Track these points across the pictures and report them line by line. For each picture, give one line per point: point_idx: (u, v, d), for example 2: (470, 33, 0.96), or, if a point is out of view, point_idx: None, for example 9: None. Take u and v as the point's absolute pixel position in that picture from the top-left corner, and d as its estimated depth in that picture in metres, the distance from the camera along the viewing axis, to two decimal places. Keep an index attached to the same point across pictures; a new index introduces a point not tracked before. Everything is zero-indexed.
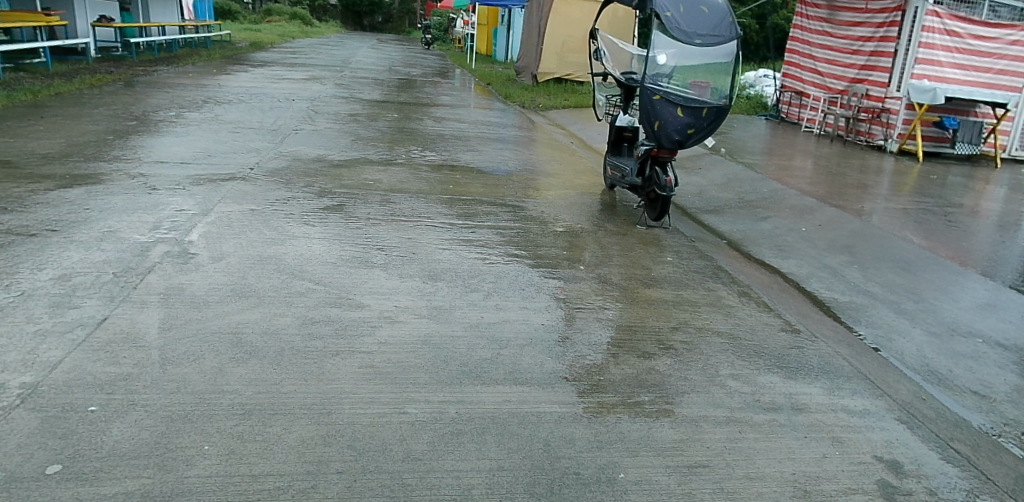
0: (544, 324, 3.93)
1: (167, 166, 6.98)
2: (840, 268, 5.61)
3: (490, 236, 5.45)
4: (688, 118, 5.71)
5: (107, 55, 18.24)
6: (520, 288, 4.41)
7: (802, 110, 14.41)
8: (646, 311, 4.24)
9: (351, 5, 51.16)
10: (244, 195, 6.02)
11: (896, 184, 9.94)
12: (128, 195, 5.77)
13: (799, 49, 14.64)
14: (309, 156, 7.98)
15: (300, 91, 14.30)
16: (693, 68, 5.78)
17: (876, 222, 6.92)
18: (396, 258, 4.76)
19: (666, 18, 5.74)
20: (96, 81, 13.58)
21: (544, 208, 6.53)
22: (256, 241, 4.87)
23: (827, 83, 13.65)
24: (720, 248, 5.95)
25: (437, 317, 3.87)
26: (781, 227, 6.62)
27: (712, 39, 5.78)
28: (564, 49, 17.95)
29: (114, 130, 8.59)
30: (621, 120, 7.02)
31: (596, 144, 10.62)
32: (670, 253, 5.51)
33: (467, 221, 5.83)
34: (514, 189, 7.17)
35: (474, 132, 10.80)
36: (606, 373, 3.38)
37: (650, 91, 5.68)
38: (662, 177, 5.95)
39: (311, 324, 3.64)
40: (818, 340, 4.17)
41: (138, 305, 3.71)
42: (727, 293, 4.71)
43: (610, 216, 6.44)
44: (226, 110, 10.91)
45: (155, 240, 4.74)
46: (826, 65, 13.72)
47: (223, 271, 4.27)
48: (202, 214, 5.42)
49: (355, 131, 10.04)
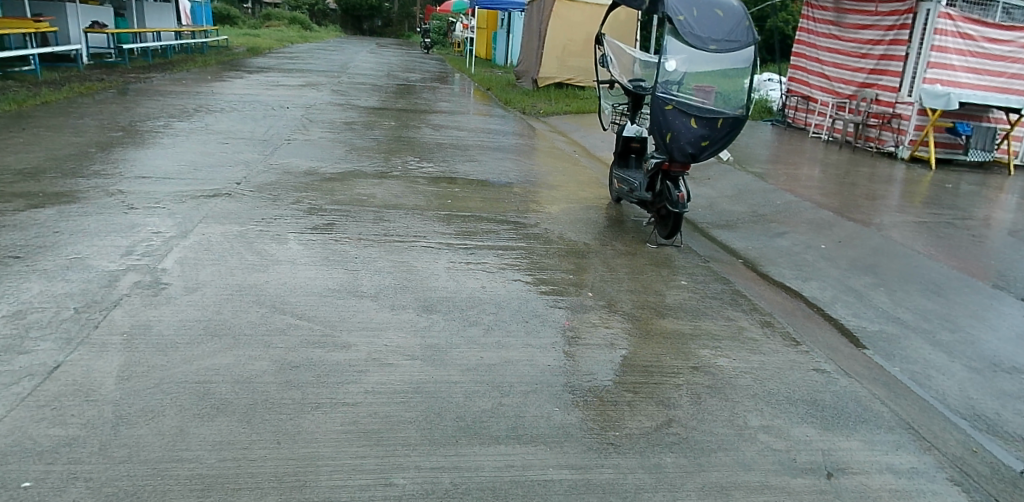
0: (550, 365, 3.54)
1: (148, 181, 6.60)
2: (866, 291, 5.22)
3: (490, 258, 5.08)
4: (701, 129, 5.34)
5: (99, 62, 17.88)
6: (523, 320, 4.02)
7: (808, 115, 14.01)
8: (662, 347, 3.84)
9: (351, 9, 50.83)
10: (228, 214, 5.64)
11: (913, 194, 9.55)
12: (102, 216, 5.39)
13: (806, 53, 14.22)
14: (299, 169, 7.60)
15: (295, 98, 13.94)
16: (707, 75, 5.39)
17: (898, 237, 6.52)
18: (388, 286, 4.37)
19: (678, 22, 5.36)
20: (86, 88, 13.23)
21: (548, 224, 6.13)
22: (236, 268, 4.49)
23: (835, 88, 13.21)
24: (737, 268, 5.56)
25: (431, 358, 3.47)
26: (799, 244, 6.22)
27: (728, 44, 5.39)
28: (565, 53, 17.57)
29: (97, 142, 8.23)
30: (628, 130, 6.62)
31: (599, 152, 10.23)
32: (683, 275, 5.12)
33: (466, 240, 5.45)
34: (514, 203, 6.79)
35: (473, 141, 10.42)
36: (621, 428, 2.99)
37: (661, 101, 5.31)
38: (674, 192, 5.56)
39: (289, 370, 3.25)
40: (851, 379, 3.78)
41: (97, 349, 3.33)
42: (749, 323, 4.32)
43: (618, 233, 6.05)
44: (216, 119, 10.54)
45: (125, 268, 4.35)
46: (834, 69, 13.28)
47: (196, 305, 3.88)
48: (180, 236, 5.03)
49: (350, 141, 9.66)
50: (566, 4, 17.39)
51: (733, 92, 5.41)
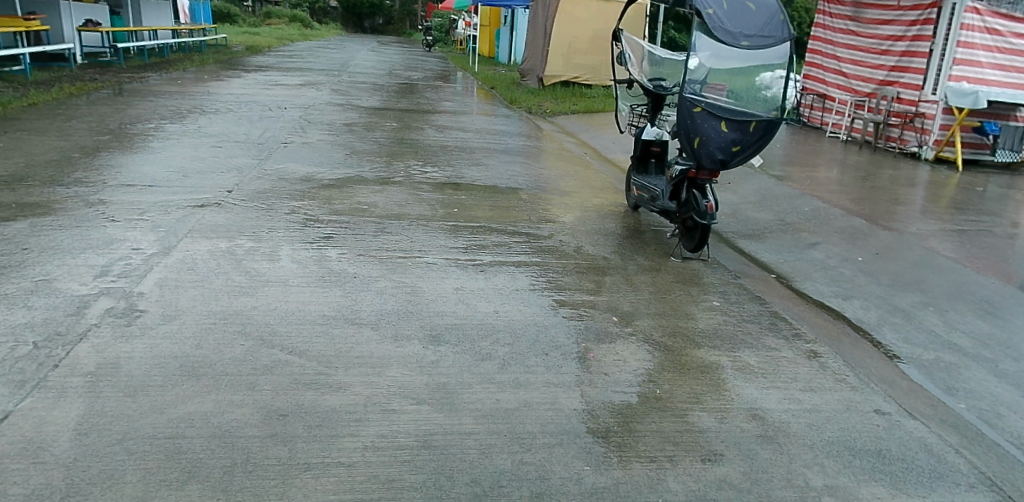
0: (576, 408, 3.09)
1: (133, 190, 6.16)
2: (914, 310, 4.76)
3: (503, 276, 4.64)
4: (732, 134, 4.89)
5: (92, 62, 17.42)
6: (542, 352, 3.57)
7: (826, 114, 13.47)
8: (701, 385, 3.40)
9: (351, 7, 50.32)
10: (216, 227, 5.20)
11: (941, 197, 9.07)
12: (78, 230, 4.94)
13: (821, 49, 13.71)
14: (296, 175, 7.15)
15: (294, 98, 13.49)
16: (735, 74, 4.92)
17: (938, 248, 6.06)
18: (391, 310, 3.93)
19: (708, 16, 4.89)
20: (76, 88, 12.78)
21: (563, 236, 5.69)
22: (220, 291, 4.04)
23: (853, 86, 12.71)
24: (770, 285, 5.11)
25: (440, 403, 3.03)
26: (834, 257, 5.76)
27: (761, 40, 4.93)
28: (571, 50, 17.10)
29: (83, 146, 7.78)
30: (648, 133, 6.18)
31: (612, 155, 9.77)
32: (714, 294, 4.68)
33: (476, 255, 5.00)
34: (526, 212, 6.33)
35: (479, 143, 9.96)
36: (664, 494, 2.55)
37: (690, 102, 4.85)
38: (702, 201, 5.11)
39: (276, 420, 2.80)
40: (916, 421, 3.33)
41: (54, 395, 2.88)
42: (793, 355, 3.87)
43: (639, 246, 5.59)
44: (210, 121, 10.10)
45: (98, 292, 3.90)
46: (852, 66, 12.78)
47: (174, 338, 3.43)
48: (162, 253, 4.58)
49: (350, 143, 9.22)
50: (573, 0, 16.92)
51: (754, 90, 4.95)
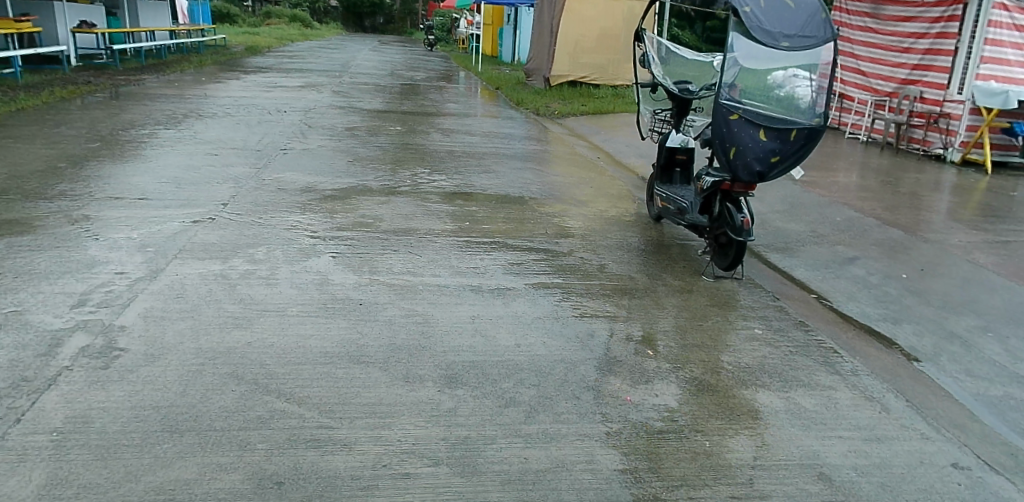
0: (617, 468, 2.67)
1: (120, 204, 5.75)
2: (972, 337, 4.35)
3: (523, 300, 4.23)
4: (772, 143, 4.50)
5: (87, 64, 17.01)
6: (574, 395, 3.16)
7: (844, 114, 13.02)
8: (754, 436, 2.98)
9: (352, 6, 49.88)
10: (209, 247, 4.79)
11: (973, 202, 8.66)
12: (57, 251, 4.53)
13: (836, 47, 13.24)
14: (296, 185, 6.74)
15: (293, 101, 13.08)
16: (761, 76, 4.57)
17: (986, 262, 5.65)
18: (402, 345, 3.52)
19: (745, 14, 4.47)
20: (69, 92, 12.38)
21: (584, 252, 5.28)
22: (211, 324, 3.63)
23: (872, 85, 12.25)
24: (812, 308, 4.72)
25: (462, 465, 2.61)
26: (875, 274, 5.35)
27: (802, 41, 4.52)
28: (577, 50, 16.67)
29: (71, 155, 7.37)
30: (672, 140, 5.80)
31: (626, 160, 9.36)
32: (754, 321, 4.27)
33: (493, 277, 4.59)
34: (542, 225, 5.93)
35: (487, 148, 9.54)
36: None
37: (726, 109, 4.48)
38: (738, 216, 4.73)
39: (270, 492, 2.39)
40: (1002, 478, 2.91)
41: (13, 460, 2.47)
42: (853, 397, 3.47)
43: (667, 264, 5.19)
44: (206, 126, 9.69)
45: (73, 326, 3.49)
46: (870, 65, 12.31)
47: (156, 383, 3.01)
48: (148, 278, 4.17)
49: (353, 150, 8.82)
50: None
51: (767, 88, 4.60)
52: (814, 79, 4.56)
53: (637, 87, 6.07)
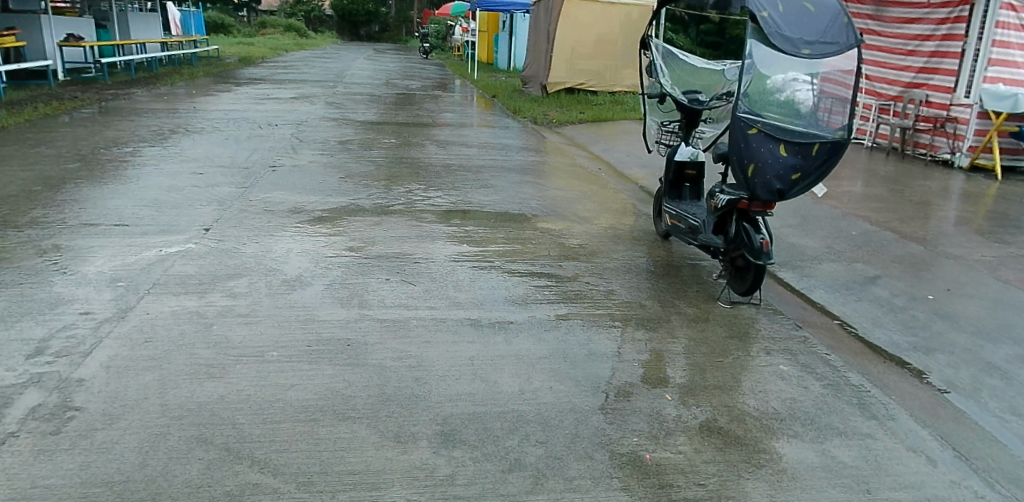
0: None
1: (94, 231, 5.39)
2: (1013, 367, 3.99)
3: (525, 335, 3.87)
4: (793, 158, 4.15)
5: (75, 79, 16.66)
6: (585, 455, 2.80)
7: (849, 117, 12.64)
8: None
9: (346, 15, 49.61)
10: (186, 280, 4.43)
11: (989, 210, 8.32)
12: (19, 288, 4.17)
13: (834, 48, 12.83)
14: (283, 205, 6.39)
15: (285, 113, 12.73)
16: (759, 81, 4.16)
17: (1015, 280, 5.30)
18: (393, 395, 3.16)
19: (762, 19, 4.13)
20: (53, 108, 12.03)
21: (590, 277, 4.93)
22: (181, 373, 3.27)
23: (875, 88, 11.87)
24: (837, 337, 4.37)
25: None
26: (899, 296, 5.01)
27: (824, 47, 4.19)
28: (575, 56, 16.37)
29: (48, 178, 7.01)
30: (682, 153, 5.43)
31: (628, 170, 9.00)
32: (777, 356, 3.92)
33: (492, 308, 4.23)
34: (544, 246, 5.57)
35: (484, 160, 9.18)
36: None
37: (744, 123, 4.13)
38: (756, 237, 4.38)
39: None
40: None
41: None
42: (894, 446, 3.11)
43: (679, 288, 4.83)
44: (193, 142, 9.34)
45: (25, 381, 3.13)
46: (872, 67, 11.93)
47: (111, 451, 2.65)
48: (115, 319, 3.81)
49: (344, 165, 8.47)
50: (576, 4, 16.14)
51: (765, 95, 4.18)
52: (815, 83, 4.16)
53: (644, 96, 5.73)
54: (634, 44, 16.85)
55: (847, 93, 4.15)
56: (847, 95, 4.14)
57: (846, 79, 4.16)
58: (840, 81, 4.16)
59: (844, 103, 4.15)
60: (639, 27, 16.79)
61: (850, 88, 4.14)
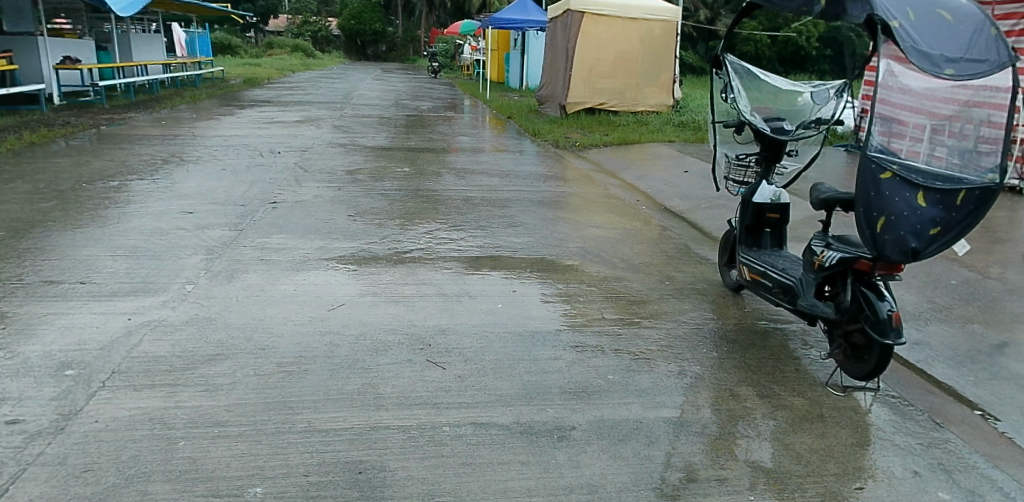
0: None
1: (51, 292, 4.46)
2: None
3: (594, 450, 2.91)
4: (933, 210, 3.24)
5: (71, 103, 15.89)
6: None
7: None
8: None
9: (354, 35, 49.10)
10: (152, 364, 3.49)
11: None
12: None
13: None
14: (282, 252, 5.45)
15: (289, 139, 11.88)
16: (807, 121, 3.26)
17: None
18: None
19: (897, 29, 3.22)
20: (41, 136, 11.21)
21: (660, 349, 3.97)
22: None
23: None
24: (988, 436, 3.37)
25: None
26: None
27: (970, 66, 3.24)
28: (593, 75, 15.54)
29: (14, 220, 6.13)
30: (762, 193, 4.55)
31: (670, 202, 8.04)
32: (927, 478, 2.94)
33: (545, 402, 3.26)
34: (595, 304, 4.62)
35: (508, 192, 8.24)
36: None
37: (876, 164, 3.22)
38: (882, 310, 3.43)
39: None
40: None
41: None
42: None
43: (774, 367, 3.86)
44: (186, 175, 8.47)
45: None
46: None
47: None
48: (51, 432, 2.87)
49: (353, 199, 7.57)
50: (595, 20, 15.23)
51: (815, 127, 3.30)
52: None
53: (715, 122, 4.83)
54: (657, 61, 15.95)
55: (894, 110, 3.23)
56: (895, 114, 3.23)
57: (895, 95, 3.23)
58: (888, 99, 3.22)
59: (890, 123, 3.23)
60: (662, 44, 15.90)
61: (901, 106, 3.22)
